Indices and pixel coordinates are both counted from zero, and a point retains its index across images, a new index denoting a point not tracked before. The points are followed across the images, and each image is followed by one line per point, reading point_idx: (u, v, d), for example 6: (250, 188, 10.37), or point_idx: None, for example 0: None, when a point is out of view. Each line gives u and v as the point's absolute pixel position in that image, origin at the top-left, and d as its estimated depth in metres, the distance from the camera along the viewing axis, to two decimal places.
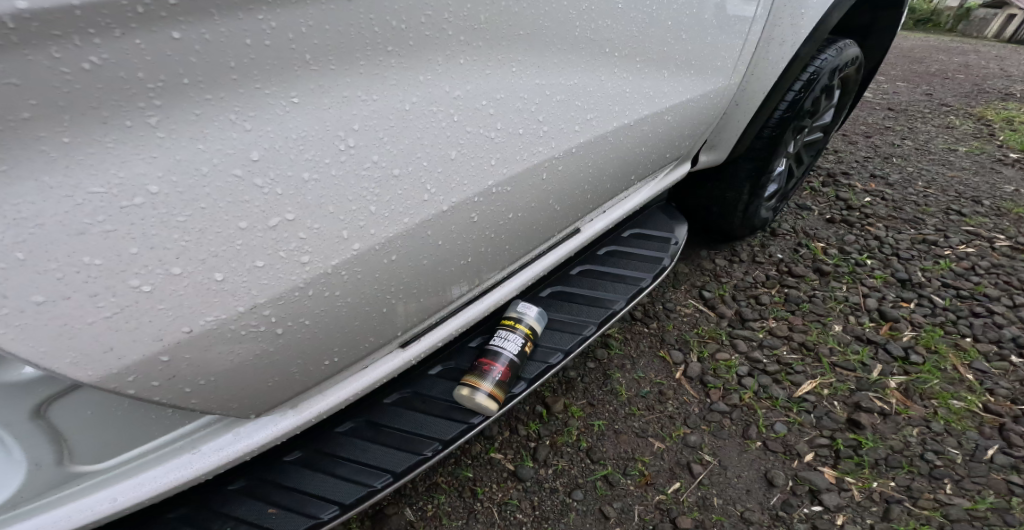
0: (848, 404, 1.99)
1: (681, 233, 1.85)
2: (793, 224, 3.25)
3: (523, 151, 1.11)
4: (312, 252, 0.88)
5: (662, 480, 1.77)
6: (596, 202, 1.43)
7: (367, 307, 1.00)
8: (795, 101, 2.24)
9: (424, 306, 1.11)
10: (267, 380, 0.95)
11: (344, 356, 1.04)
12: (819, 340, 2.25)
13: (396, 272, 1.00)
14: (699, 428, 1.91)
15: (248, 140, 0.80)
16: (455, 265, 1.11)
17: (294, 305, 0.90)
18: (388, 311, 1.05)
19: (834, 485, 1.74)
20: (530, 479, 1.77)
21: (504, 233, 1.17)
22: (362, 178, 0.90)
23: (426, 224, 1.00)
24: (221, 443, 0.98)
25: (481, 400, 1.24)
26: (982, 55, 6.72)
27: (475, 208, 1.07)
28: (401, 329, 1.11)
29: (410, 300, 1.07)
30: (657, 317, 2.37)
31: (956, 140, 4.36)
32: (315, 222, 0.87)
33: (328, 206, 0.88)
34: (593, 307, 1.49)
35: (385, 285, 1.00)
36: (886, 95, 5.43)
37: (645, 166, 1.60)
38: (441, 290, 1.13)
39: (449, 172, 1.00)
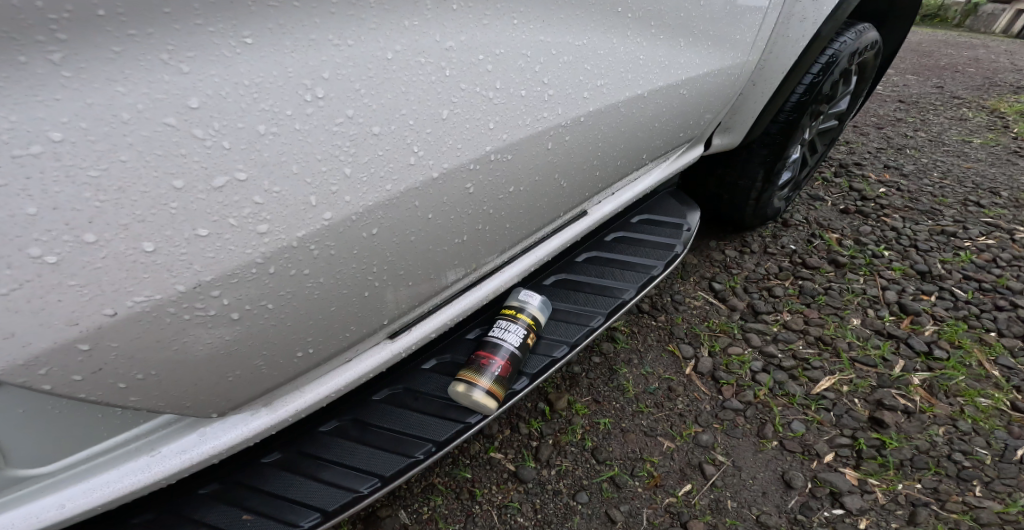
0: (869, 402, 1.87)
1: (694, 219, 1.73)
2: (805, 215, 3.12)
3: (525, 113, 0.99)
4: (272, 220, 0.77)
5: (672, 482, 1.66)
6: (605, 181, 1.32)
7: (345, 289, 0.89)
8: (814, 84, 2.12)
9: (413, 289, 1.00)
10: (228, 375, 0.85)
11: (319, 346, 0.93)
12: (837, 334, 2.13)
13: (379, 249, 0.89)
14: (711, 427, 1.80)
15: (184, 85, 0.68)
16: (449, 245, 1.00)
17: (249, 286, 0.79)
18: (370, 294, 0.93)
19: (856, 487, 1.63)
20: (532, 481, 1.66)
21: (506, 207, 1.06)
22: (333, 135, 0.79)
23: (413, 191, 0.89)
24: (185, 445, 0.87)
25: (479, 398, 1.13)
26: (992, 49, 6.56)
27: (471, 177, 0.96)
28: (387, 317, 1.00)
29: (396, 284, 0.96)
30: (665, 309, 2.25)
31: (969, 132, 4.22)
32: (274, 185, 0.76)
33: (292, 165, 0.77)
34: (601, 296, 1.38)
35: (364, 261, 0.89)
36: (897, 87, 5.28)
37: (657, 147, 1.48)
38: (434, 274, 1.02)
39: (439, 134, 0.89)
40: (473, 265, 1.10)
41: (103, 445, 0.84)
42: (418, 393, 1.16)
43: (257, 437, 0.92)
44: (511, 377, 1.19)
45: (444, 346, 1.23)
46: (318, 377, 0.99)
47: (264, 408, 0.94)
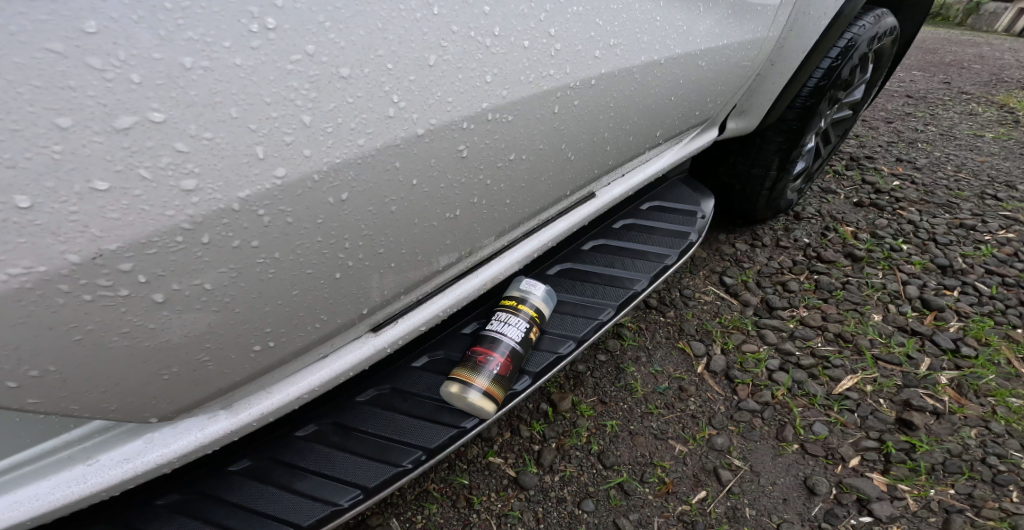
0: (895, 402, 1.75)
1: (709, 207, 1.61)
2: (818, 208, 2.99)
3: (527, 69, 0.86)
4: (201, 172, 0.62)
5: (685, 488, 1.54)
6: (616, 158, 1.20)
7: (310, 269, 0.76)
8: (833, 69, 2.00)
9: (395, 270, 0.88)
10: (163, 372, 0.72)
11: (280, 337, 0.80)
12: (857, 331, 2.01)
13: (355, 221, 0.77)
14: (726, 429, 1.67)
15: (76, 4, 0.54)
16: (439, 219, 0.88)
17: (173, 259, 0.64)
18: (343, 276, 0.81)
19: (885, 494, 1.51)
20: (534, 487, 1.54)
21: (506, 178, 0.94)
22: (287, 74, 0.65)
23: (392, 150, 0.76)
24: (129, 453, 0.75)
25: (475, 400, 1.01)
26: (997, 46, 6.41)
27: (464, 138, 0.83)
28: (366, 307, 0.88)
29: (376, 266, 0.84)
30: (673, 305, 2.13)
31: (981, 126, 4.09)
32: (203, 130, 0.61)
33: (230, 108, 0.62)
34: (611, 287, 1.25)
35: (331, 233, 0.76)
36: (905, 82, 5.15)
37: (671, 125, 1.37)
38: (422, 257, 0.90)
39: (426, 82, 0.76)
40: (466, 249, 0.97)
41: (26, 456, 0.71)
42: (407, 394, 1.04)
43: (214, 445, 0.80)
44: (511, 376, 1.07)
45: (438, 342, 1.12)
46: (289, 376, 0.87)
47: (222, 410, 0.82)
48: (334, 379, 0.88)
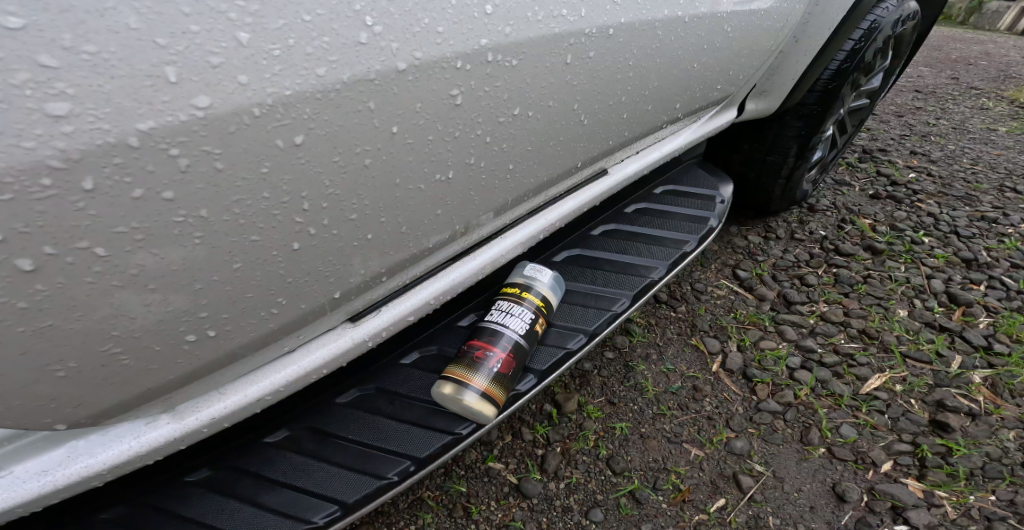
0: (928, 403, 1.62)
1: (728, 191, 1.48)
2: (833, 200, 2.85)
3: (534, 4, 0.73)
4: (76, 94, 0.46)
5: (702, 496, 1.41)
6: (632, 129, 1.08)
7: (257, 236, 0.61)
8: (856, 52, 1.86)
9: (373, 243, 0.74)
10: (56, 369, 0.56)
11: (221, 323, 0.65)
12: (882, 327, 1.88)
13: (322, 178, 0.63)
14: (746, 432, 1.54)
15: None
16: (429, 183, 0.75)
17: (45, 212, 0.48)
18: (303, 248, 0.66)
19: (921, 501, 1.38)
20: (538, 496, 1.41)
21: (511, 136, 0.81)
22: None
23: (364, 86, 0.61)
24: (49, 464, 0.63)
25: (471, 402, 0.88)
26: (1000, 43, 6.28)
27: (458, 80, 0.69)
28: (340, 290, 0.75)
29: (348, 237, 0.70)
30: (684, 299, 2.00)
31: (993, 120, 3.96)
32: (83, 41, 0.46)
33: (127, 16, 0.47)
34: (624, 276, 1.13)
35: (282, 188, 0.61)
36: (912, 77, 5.01)
37: (691, 99, 1.25)
38: (407, 231, 0.77)
39: (409, 5, 0.62)
40: (459, 226, 0.85)
41: None
42: (394, 396, 0.92)
43: (154, 455, 0.68)
44: (514, 374, 0.94)
45: (431, 336, 1.00)
46: (247, 374, 0.74)
47: (164, 413, 0.69)
48: (303, 378, 0.76)
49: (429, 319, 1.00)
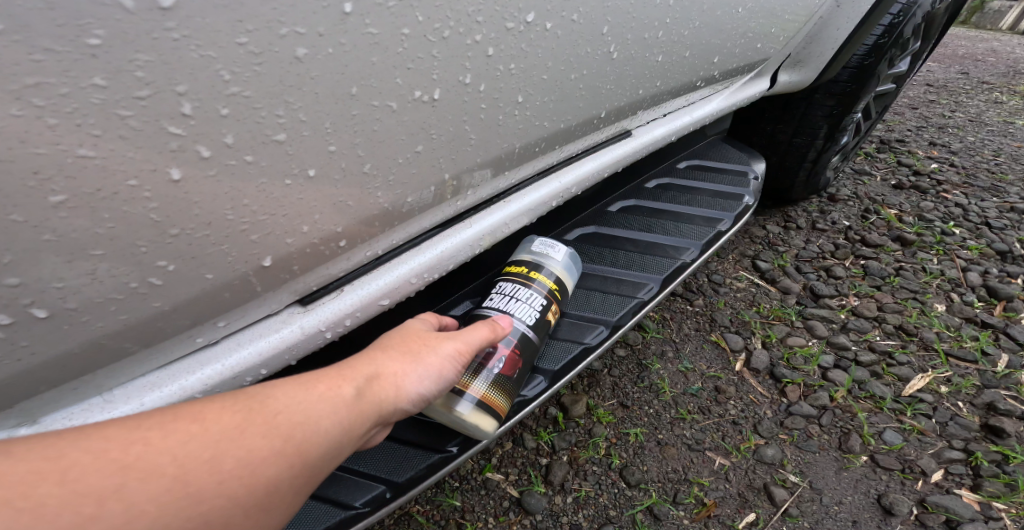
0: (977, 406, 1.45)
1: (760, 167, 1.30)
2: (854, 189, 2.60)
3: None
4: None
5: (729, 510, 1.24)
6: (664, 79, 0.93)
7: (89, 148, 0.39)
8: (894, 27, 1.64)
9: (319, 181, 0.54)
10: None
11: (57, 296, 0.44)
12: (920, 323, 1.71)
13: (215, 74, 0.42)
14: (776, 439, 1.37)
15: None
16: (411, 107, 0.56)
17: None
18: (188, 178, 0.45)
19: (978, 514, 1.21)
20: (542, 512, 1.24)
21: (521, 53, 0.63)
22: None
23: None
24: None
25: (466, 415, 0.70)
26: (1009, 41, 6.04)
27: None
28: (270, 257, 0.56)
29: (279, 168, 0.50)
30: (701, 292, 1.82)
31: (1010, 114, 3.77)
32: None
33: None
34: (651, 257, 0.98)
35: (132, 73, 0.39)
36: (922, 71, 4.82)
37: (730, 54, 1.08)
38: (370, 171, 0.58)
39: None
40: (446, 176, 0.67)
41: None
42: None
43: None
44: (523, 376, 0.77)
45: None
46: (151, 372, 0.56)
47: (23, 426, 0.51)
48: (227, 383, 0.59)
49: (413, 305, 0.84)
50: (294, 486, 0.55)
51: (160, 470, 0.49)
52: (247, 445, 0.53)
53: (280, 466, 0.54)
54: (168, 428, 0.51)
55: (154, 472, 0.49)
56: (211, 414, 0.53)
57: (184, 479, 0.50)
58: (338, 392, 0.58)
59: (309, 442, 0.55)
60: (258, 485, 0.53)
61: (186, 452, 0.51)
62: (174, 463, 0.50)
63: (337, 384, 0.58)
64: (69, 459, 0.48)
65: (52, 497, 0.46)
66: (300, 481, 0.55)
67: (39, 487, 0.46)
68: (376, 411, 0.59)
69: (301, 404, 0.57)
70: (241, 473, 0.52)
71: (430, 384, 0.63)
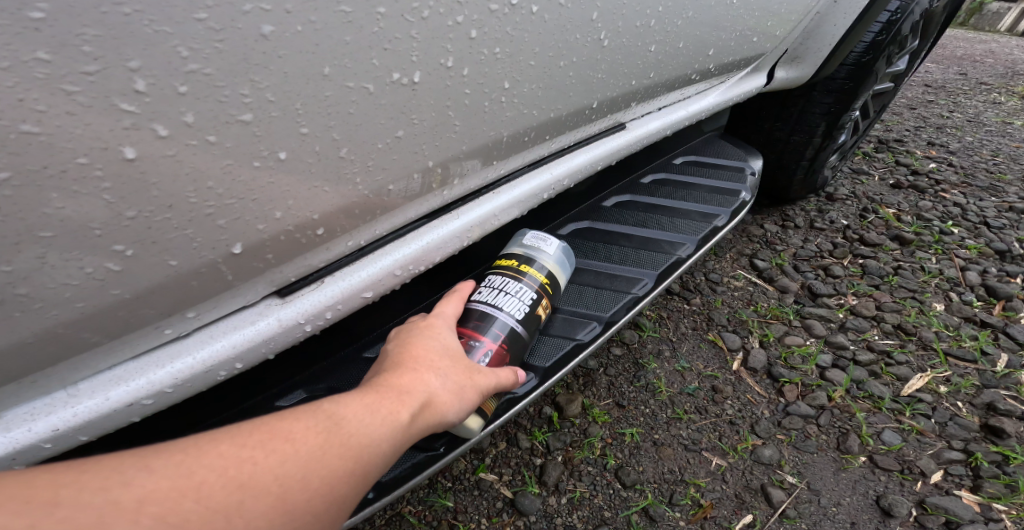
0: (977, 406, 1.43)
1: (756, 164, 1.29)
2: (852, 189, 2.59)
3: None
4: None
5: (725, 512, 1.22)
6: (658, 71, 0.91)
7: (32, 124, 0.37)
8: (891, 24, 1.63)
9: (291, 165, 0.52)
10: None
11: (6, 281, 0.42)
12: (919, 322, 1.69)
13: (170, 49, 0.40)
14: (774, 439, 1.35)
15: None
16: (389, 92, 0.55)
17: None
18: (143, 158, 0.43)
19: (978, 516, 1.19)
20: (536, 513, 1.22)
21: (506, 37, 0.61)
22: None
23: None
24: None
25: None
26: (1008, 43, 6.03)
27: None
28: (240, 244, 0.54)
29: (246, 153, 0.48)
30: (698, 291, 1.81)
31: (1009, 114, 3.76)
32: None
33: None
34: (645, 252, 0.96)
35: (76, 46, 0.37)
36: (921, 73, 4.81)
37: (726, 47, 1.06)
38: (347, 157, 0.56)
39: None
40: (430, 163, 0.65)
41: None
42: None
43: None
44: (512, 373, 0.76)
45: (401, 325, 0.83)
46: (117, 366, 0.54)
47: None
48: (199, 377, 0.57)
49: (399, 299, 0.83)
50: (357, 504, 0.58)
51: (267, 488, 0.51)
52: (333, 466, 0.55)
53: (350, 488, 0.56)
54: (269, 448, 0.54)
55: (262, 491, 0.51)
56: (299, 434, 0.56)
57: (285, 496, 0.52)
58: (398, 416, 0.60)
59: (374, 464, 0.57)
60: (334, 506, 0.55)
61: (286, 471, 0.53)
62: (278, 481, 0.52)
63: (396, 408, 0.60)
64: (197, 478, 0.50)
65: (193, 513, 0.48)
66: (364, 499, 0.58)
67: (181, 504, 0.48)
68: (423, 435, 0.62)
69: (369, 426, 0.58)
70: (323, 493, 0.54)
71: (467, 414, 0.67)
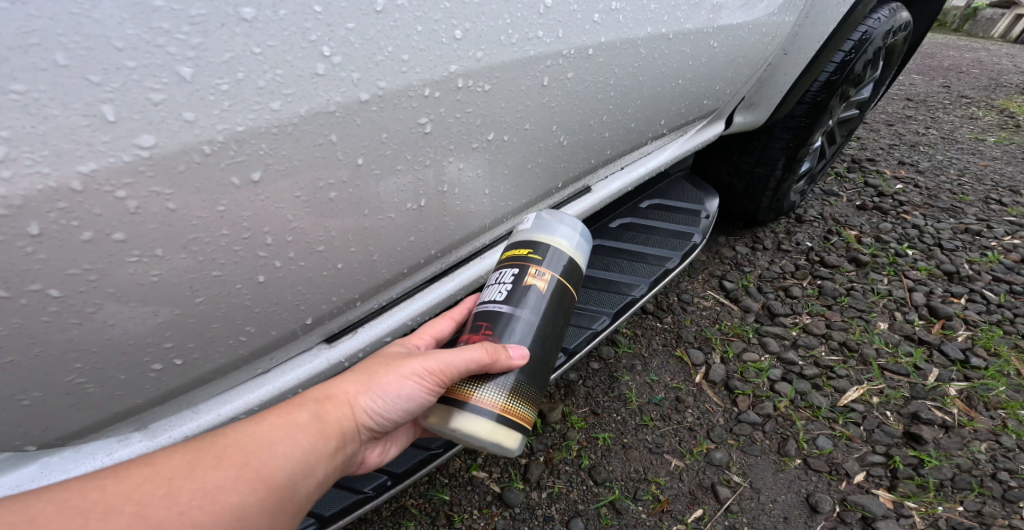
0: (903, 415, 1.65)
1: (712, 206, 1.50)
2: (820, 211, 2.81)
3: (508, 27, 0.74)
4: (9, 136, 0.46)
5: (680, 506, 1.43)
6: (615, 148, 1.12)
7: (218, 271, 0.62)
8: (846, 63, 1.85)
9: (344, 270, 0.75)
10: (20, 399, 0.57)
11: (189, 350, 0.66)
12: (863, 339, 1.91)
13: (276, 214, 0.63)
14: (725, 443, 1.57)
15: None
16: (406, 213, 0.77)
17: None
18: (268, 280, 0.67)
19: (891, 512, 1.41)
20: (520, 505, 1.43)
21: (485, 162, 0.83)
22: (153, 13, 0.50)
23: (323, 119, 0.62)
24: (16, 480, 0.65)
25: (463, 427, 0.76)
26: (994, 52, 6.23)
27: (426, 108, 0.71)
28: (311, 317, 0.76)
29: (317, 268, 0.71)
30: (671, 310, 2.02)
31: (982, 131, 3.97)
32: (13, 80, 0.45)
33: (56, 53, 0.46)
34: (607, 293, 1.18)
35: (241, 225, 0.61)
36: (905, 86, 5.02)
37: (676, 114, 1.27)
38: (378, 258, 0.78)
39: (371, 33, 0.62)
40: (434, 251, 0.87)
41: None
42: None
43: None
44: (535, 357, 0.82)
45: None
46: (220, 394, 0.76)
47: (138, 430, 0.71)
48: (275, 399, 0.78)
49: None
50: (260, 504, 0.67)
51: (121, 508, 0.62)
52: (196, 479, 0.65)
53: (235, 492, 0.66)
54: (117, 476, 0.64)
55: (115, 510, 0.62)
56: (160, 461, 0.66)
57: (142, 511, 0.62)
58: (285, 420, 0.72)
59: (258, 467, 0.68)
60: (221, 510, 0.65)
61: (142, 492, 0.63)
62: (132, 502, 0.62)
63: (282, 415, 0.72)
64: (37, 511, 0.60)
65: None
66: (262, 499, 0.67)
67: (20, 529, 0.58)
68: (328, 428, 0.74)
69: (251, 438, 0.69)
70: (199, 500, 0.64)
71: (383, 404, 0.77)
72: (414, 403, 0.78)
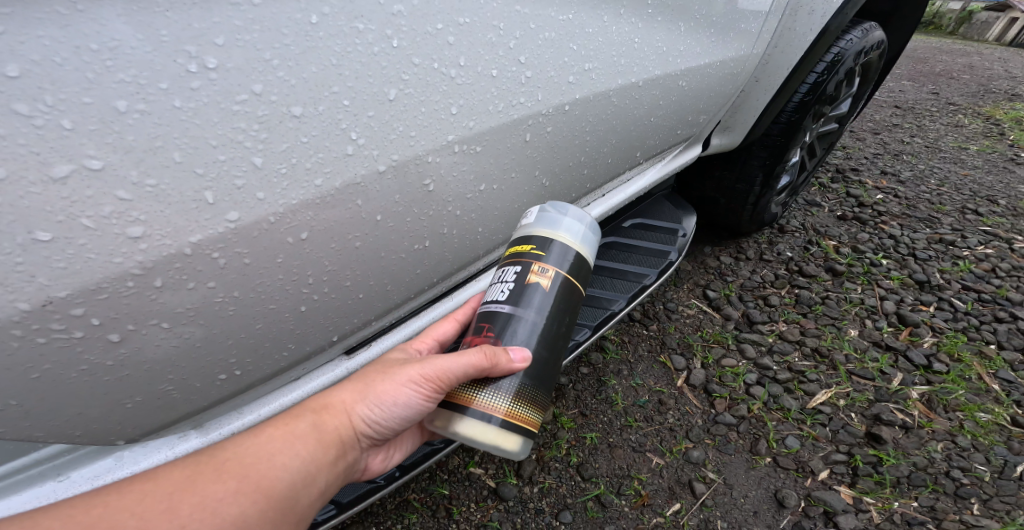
0: (866, 416, 1.79)
1: (689, 225, 1.64)
2: (802, 221, 2.95)
3: (495, 97, 0.88)
4: (146, 220, 0.62)
5: (660, 501, 1.57)
6: (595, 181, 1.27)
7: (274, 304, 0.77)
8: (818, 84, 1.96)
9: (365, 299, 0.89)
10: (126, 402, 0.73)
11: (245, 365, 0.81)
12: (833, 346, 2.05)
13: (313, 259, 0.77)
14: (702, 443, 1.71)
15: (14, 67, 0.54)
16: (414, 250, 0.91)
17: (124, 303, 0.65)
18: (309, 309, 0.82)
19: (851, 506, 1.55)
20: (513, 499, 1.57)
21: (478, 207, 0.97)
22: (234, 115, 0.65)
23: (353, 190, 0.77)
24: (100, 470, 0.80)
25: (465, 429, 0.89)
26: (983, 58, 6.36)
27: (429, 172, 0.85)
28: (337, 335, 0.91)
29: (344, 298, 0.86)
30: (657, 318, 2.16)
31: (965, 139, 4.10)
32: (145, 177, 0.61)
33: (173, 153, 0.62)
34: (590, 307, 1.32)
35: (292, 270, 0.76)
36: (893, 94, 5.15)
37: (649, 146, 1.40)
38: (392, 287, 0.93)
39: (386, 117, 0.76)
40: (436, 278, 1.01)
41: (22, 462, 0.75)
42: None
43: None
44: (535, 352, 0.94)
45: None
46: (261, 399, 0.91)
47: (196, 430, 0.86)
48: None
49: None
50: (254, 510, 0.80)
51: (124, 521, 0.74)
52: (194, 491, 0.78)
53: (231, 502, 0.78)
54: (120, 493, 0.76)
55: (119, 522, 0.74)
56: (160, 478, 0.79)
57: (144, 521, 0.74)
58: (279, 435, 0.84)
59: (252, 478, 0.80)
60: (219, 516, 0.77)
61: (142, 507, 0.75)
62: (133, 515, 0.74)
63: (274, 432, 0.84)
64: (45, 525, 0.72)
65: None
66: (254, 506, 0.80)
67: None
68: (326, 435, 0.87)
69: (246, 454, 0.82)
70: (197, 509, 0.76)
71: (377, 411, 0.90)
72: (410, 407, 0.90)
